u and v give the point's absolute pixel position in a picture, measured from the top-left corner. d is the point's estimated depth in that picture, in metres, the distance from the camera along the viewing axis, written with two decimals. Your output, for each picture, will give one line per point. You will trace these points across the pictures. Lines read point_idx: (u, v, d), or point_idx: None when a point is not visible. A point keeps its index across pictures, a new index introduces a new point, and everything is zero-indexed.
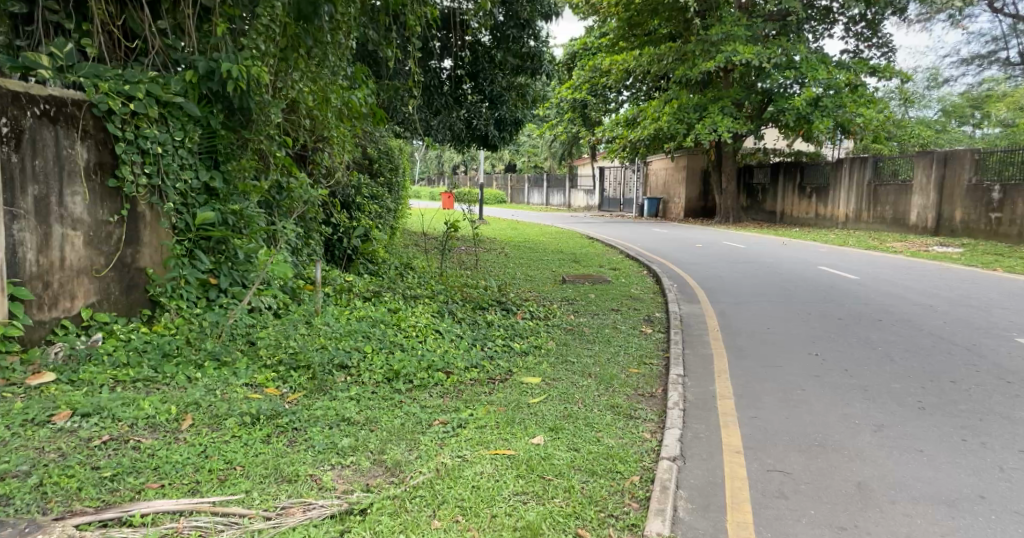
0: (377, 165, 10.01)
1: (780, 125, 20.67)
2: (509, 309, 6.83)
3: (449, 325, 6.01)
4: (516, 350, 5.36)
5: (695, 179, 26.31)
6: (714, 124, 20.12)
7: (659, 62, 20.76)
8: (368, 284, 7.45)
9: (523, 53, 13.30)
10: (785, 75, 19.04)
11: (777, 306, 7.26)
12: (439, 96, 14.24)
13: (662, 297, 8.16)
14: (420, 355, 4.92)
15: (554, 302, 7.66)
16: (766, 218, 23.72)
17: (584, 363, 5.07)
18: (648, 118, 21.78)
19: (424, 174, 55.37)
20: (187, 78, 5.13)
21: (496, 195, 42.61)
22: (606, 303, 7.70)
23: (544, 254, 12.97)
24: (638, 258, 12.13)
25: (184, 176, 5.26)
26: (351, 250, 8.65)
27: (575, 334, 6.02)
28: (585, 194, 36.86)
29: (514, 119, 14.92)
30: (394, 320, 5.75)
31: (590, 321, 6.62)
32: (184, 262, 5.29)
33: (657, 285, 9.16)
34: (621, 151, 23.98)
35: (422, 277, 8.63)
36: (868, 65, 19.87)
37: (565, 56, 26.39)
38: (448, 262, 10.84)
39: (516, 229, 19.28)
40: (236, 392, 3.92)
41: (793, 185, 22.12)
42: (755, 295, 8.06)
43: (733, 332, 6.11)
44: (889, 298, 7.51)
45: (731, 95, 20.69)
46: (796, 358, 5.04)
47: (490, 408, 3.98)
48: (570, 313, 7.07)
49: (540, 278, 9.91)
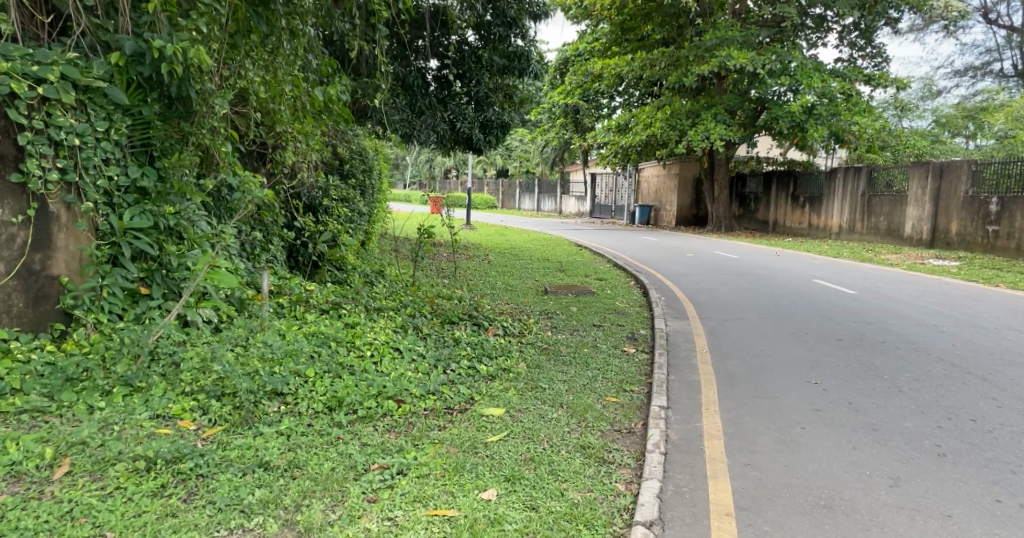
0: (349, 166, 9.39)
1: (773, 133, 20.22)
2: (481, 324, 6.24)
3: (412, 343, 5.42)
4: (481, 372, 4.78)
5: (687, 187, 25.86)
6: (706, 131, 19.62)
7: (652, 68, 20.23)
8: (330, 293, 6.85)
9: (510, 52, 12.72)
10: (779, 83, 18.57)
11: (773, 324, 6.72)
12: (423, 96, 13.37)
13: (648, 312, 7.59)
14: (371, 379, 4.33)
15: (532, 316, 7.07)
16: (759, 227, 23.25)
17: (556, 389, 4.49)
18: (639, 123, 21.14)
19: (414, 178, 54.66)
20: (113, 61, 4.54)
21: (487, 200, 42.03)
22: (588, 317, 7.12)
23: (528, 263, 12.39)
24: (625, 268, 11.58)
25: (108, 172, 4.68)
26: (316, 256, 8.03)
27: (549, 354, 5.44)
28: (576, 200, 36.31)
29: (500, 121, 14.32)
30: (349, 337, 5.16)
31: (568, 339, 6.04)
32: (107, 270, 4.68)
33: (643, 298, 8.59)
34: (612, 157, 23.49)
35: (392, 286, 8.01)
36: (863, 73, 19.44)
37: (557, 60, 25.79)
38: (426, 270, 10.22)
39: (504, 235, 18.68)
40: (140, 428, 3.34)
41: (786, 194, 21.67)
42: (748, 311, 7.52)
43: (723, 353, 5.56)
44: (892, 317, 6.97)
45: (725, 102, 20.27)
46: (794, 387, 4.49)
47: (440, 448, 3.40)
48: (548, 329, 6.49)
49: (521, 289, 9.31)
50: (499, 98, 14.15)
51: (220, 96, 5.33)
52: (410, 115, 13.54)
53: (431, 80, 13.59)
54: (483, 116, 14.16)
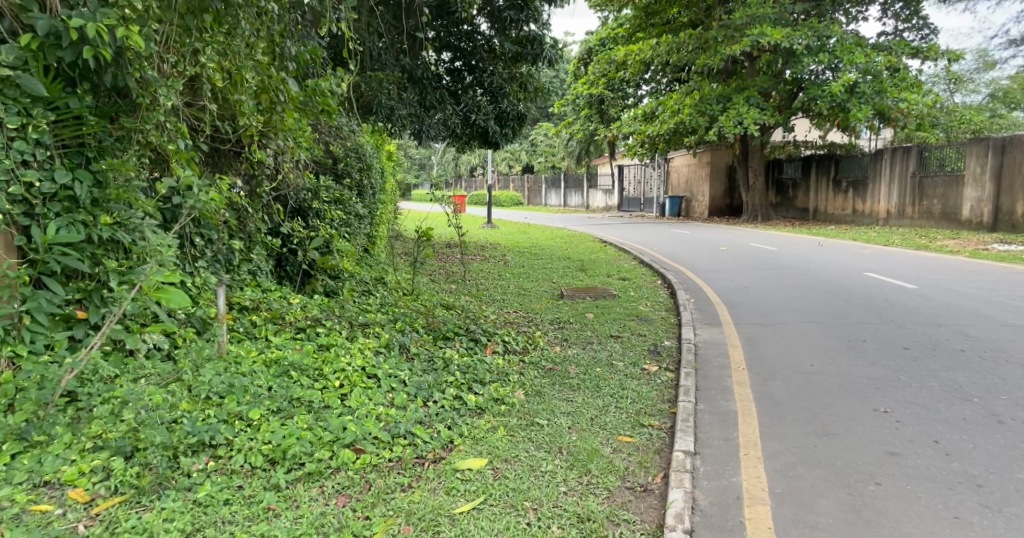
0: (344, 166, 8.68)
1: (812, 115, 18.92)
2: (478, 339, 5.42)
3: (394, 368, 4.61)
4: (468, 404, 3.96)
5: (719, 174, 24.71)
6: (739, 116, 18.44)
7: (679, 52, 19.08)
8: (315, 308, 6.12)
9: (522, 37, 11.74)
10: (817, 60, 17.32)
11: (822, 331, 5.78)
12: (433, 89, 12.63)
13: (675, 317, 6.70)
14: (329, 419, 3.53)
15: (541, 326, 6.26)
16: (798, 215, 21.94)
17: (557, 428, 3.64)
18: (667, 110, 19.98)
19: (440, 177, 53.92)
20: (25, 45, 3.75)
21: (513, 197, 41.21)
22: (605, 327, 6.28)
23: (547, 262, 11.56)
24: (651, 266, 10.68)
25: (25, 178, 3.91)
26: (306, 264, 7.35)
27: (553, 379, 4.61)
28: (604, 194, 35.26)
29: (516, 112, 13.27)
30: (314, 361, 4.38)
31: (578, 357, 5.18)
32: (29, 294, 3.93)
33: (670, 301, 7.70)
34: (639, 148, 22.19)
35: (389, 297, 7.25)
36: (910, 46, 18.04)
37: (580, 50, 24.80)
38: (433, 275, 9.47)
39: (526, 233, 17.85)
40: (9, 505, 2.58)
41: (826, 179, 20.35)
42: (792, 314, 6.57)
43: (765, 371, 4.66)
44: (968, 320, 5.94)
45: (757, 84, 19.08)
46: (861, 422, 3.57)
47: (393, 527, 2.59)
48: (557, 343, 5.66)
49: (535, 293, 8.47)
50: (515, 88, 13.17)
51: (166, 85, 4.56)
52: (420, 110, 12.75)
53: (442, 73, 12.87)
54: (498, 109, 13.14)
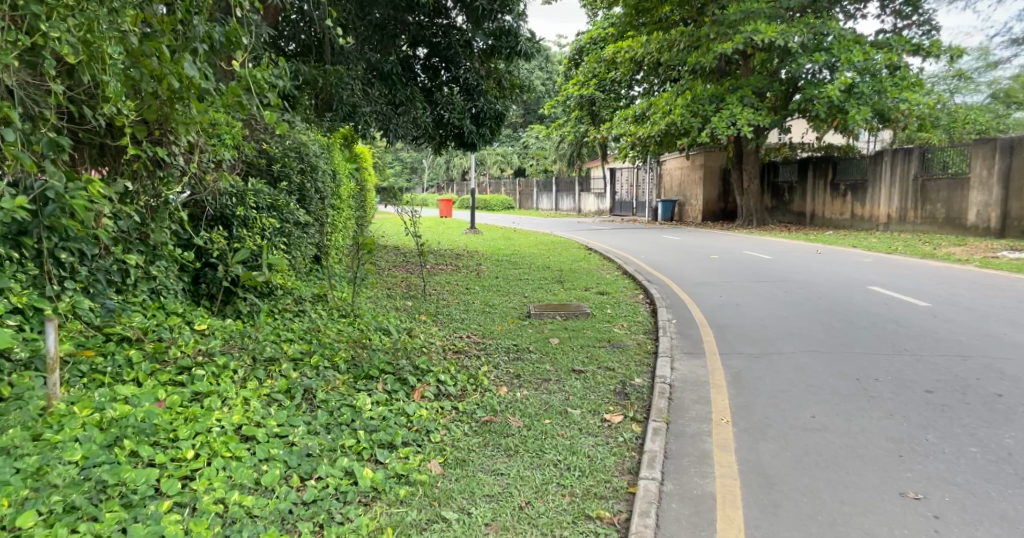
0: (281, 167, 7.62)
1: (808, 116, 17.85)
2: (406, 381, 4.34)
3: (283, 425, 3.59)
4: (360, 484, 2.95)
5: (714, 178, 23.77)
6: (733, 116, 17.45)
7: (670, 50, 18.10)
8: (222, 340, 5.12)
9: (496, 30, 10.81)
10: (812, 58, 16.32)
11: (824, 364, 4.80)
12: (403, 86, 11.27)
13: (652, 344, 5.70)
14: (146, 522, 2.50)
15: (492, 357, 5.24)
16: (794, 220, 20.96)
17: (468, 528, 2.64)
18: (658, 111, 18.90)
19: (432, 181, 52.88)
20: None
21: (504, 201, 40.11)
22: (569, 357, 5.27)
23: (522, 272, 10.54)
24: (634, 277, 9.68)
25: None
26: (228, 280, 6.37)
27: (487, 438, 3.59)
28: (596, 198, 34.24)
29: (493, 111, 12.23)
30: (168, 417, 3.36)
31: (526, 403, 4.16)
32: None
33: (648, 321, 6.70)
34: (629, 150, 21.18)
35: (321, 320, 6.26)
36: (912, 43, 17.08)
37: (570, 50, 23.76)
38: (387, 291, 8.46)
39: (508, 239, 16.86)
40: None
41: (823, 182, 19.39)
42: (788, 340, 5.58)
43: (753, 425, 3.68)
44: (999, 351, 4.95)
45: (751, 83, 18.11)
46: (886, 524, 2.60)
47: None
48: (508, 381, 4.64)
49: (500, 311, 7.44)
50: (490, 85, 12.22)
51: None
52: (387, 109, 11.01)
53: (418, 70, 11.81)
54: (473, 107, 12.10)
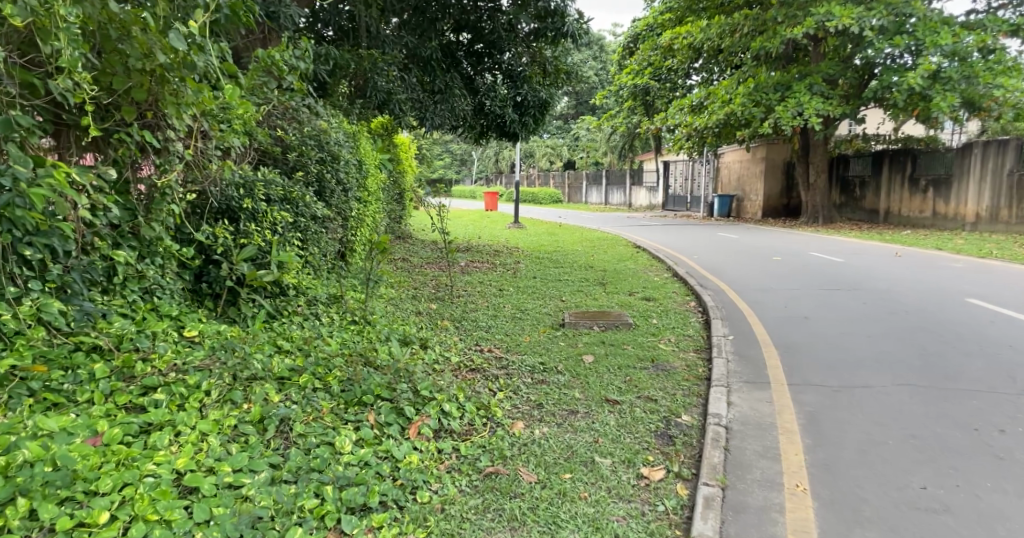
0: (298, 156, 7.02)
1: (885, 105, 16.33)
2: (403, 411, 3.63)
3: (241, 471, 2.90)
4: None
5: (776, 171, 22.32)
6: (800, 106, 16.11)
7: (732, 35, 16.85)
8: (209, 349, 4.52)
9: (540, 10, 9.87)
10: (892, 43, 14.80)
11: (925, 408, 3.85)
12: (444, 73, 10.45)
13: (705, 367, 4.82)
14: None
15: (513, 379, 4.47)
16: (865, 217, 19.39)
17: None
18: (717, 100, 17.72)
19: (480, 173, 52.30)
20: None
21: (553, 194, 39.12)
22: (605, 381, 4.45)
23: (563, 271, 9.74)
24: (686, 280, 8.74)
25: None
26: (232, 279, 5.83)
27: (490, 500, 2.84)
28: (648, 191, 32.97)
29: (537, 100, 11.22)
30: (95, 459, 2.72)
31: (542, 446, 3.38)
32: None
33: (702, 336, 5.78)
34: (685, 142, 20.00)
35: (330, 326, 5.63)
36: (1010, 23, 15.32)
37: (625, 37, 22.61)
38: (411, 292, 7.76)
39: (553, 234, 16.01)
40: None
41: (901, 177, 17.81)
42: (874, 369, 4.62)
43: (840, 501, 2.83)
44: None
45: (822, 70, 16.61)
46: None
47: None
48: (526, 414, 3.86)
49: (532, 318, 6.65)
50: (534, 70, 11.10)
51: None
52: (423, 96, 10.15)
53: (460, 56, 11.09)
54: (516, 95, 11.22)
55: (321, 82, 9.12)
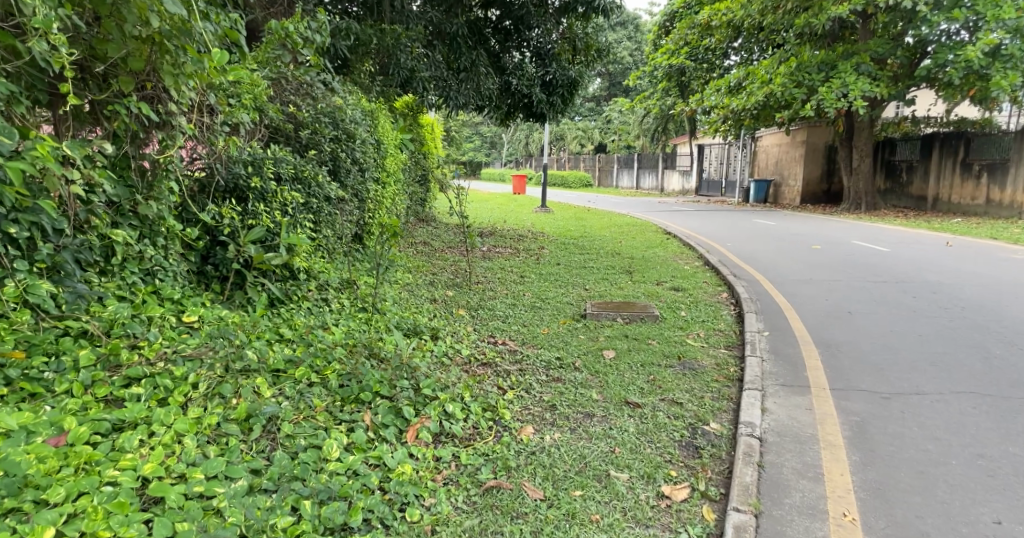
0: (310, 133, 6.71)
1: (938, 85, 15.41)
2: (403, 412, 3.33)
3: (216, 478, 2.60)
4: None
5: (817, 155, 21.42)
6: (845, 87, 15.30)
7: (774, 12, 16.04)
8: (206, 336, 4.26)
9: None
10: (949, 18, 13.89)
11: (990, 423, 3.45)
12: (468, 50, 9.94)
13: (738, 366, 4.41)
14: None
15: (526, 376, 4.13)
16: (911, 203, 18.50)
17: None
18: (756, 81, 16.98)
19: (509, 156, 51.72)
20: None
21: (583, 177, 38.48)
22: (625, 381, 4.07)
23: (588, 258, 9.34)
24: (719, 269, 8.27)
25: None
26: (239, 262, 5.57)
27: (491, 524, 2.53)
28: (681, 175, 32.17)
29: (566, 79, 10.78)
30: (53, 464, 2.45)
31: (552, 456, 3.05)
32: None
33: (735, 332, 5.35)
34: (721, 124, 19.25)
35: (338, 314, 5.36)
36: None
37: (661, 16, 21.81)
38: (429, 277, 7.46)
39: (581, 219, 15.58)
40: None
41: (952, 162, 16.89)
42: (928, 374, 4.17)
43: None
44: None
45: (871, 48, 15.72)
46: None
47: None
48: (537, 417, 3.52)
49: (552, 307, 6.29)
50: (564, 48, 10.69)
51: None
52: (444, 74, 9.68)
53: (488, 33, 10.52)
54: (545, 74, 10.78)
55: (341, 58, 8.80)
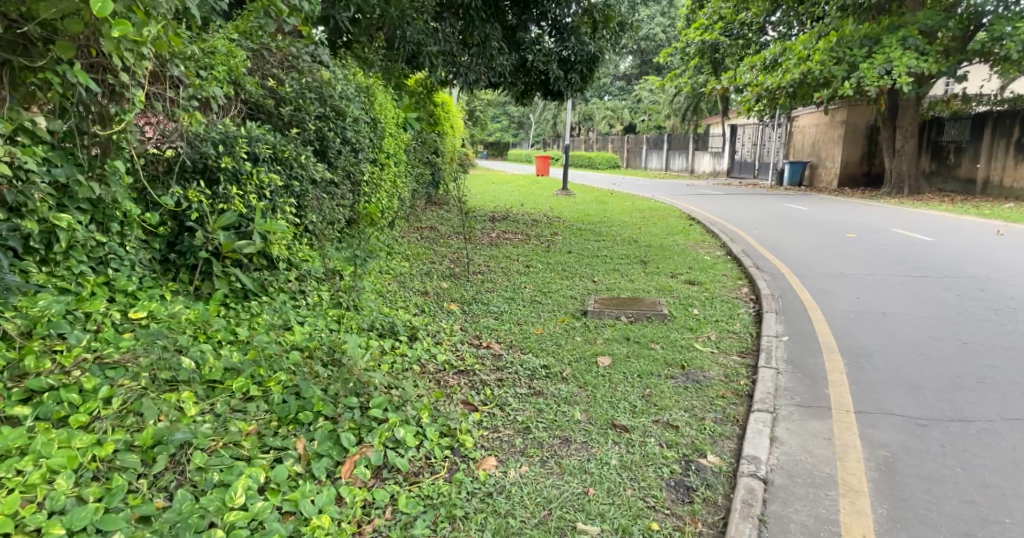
0: (293, 110, 6.15)
1: (993, 60, 14.25)
2: (342, 439, 2.82)
3: (81, 533, 2.11)
4: None
5: (858, 136, 20.25)
6: (890, 61, 14.23)
7: None
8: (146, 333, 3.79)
9: None
10: None
11: None
12: (481, 20, 8.97)
13: (749, 379, 3.78)
14: None
15: (504, 389, 3.59)
16: (959, 187, 17.36)
17: None
18: (793, 56, 15.95)
19: (537, 137, 50.81)
20: None
21: (611, 159, 37.50)
22: (619, 398, 3.47)
23: (602, 245, 8.73)
24: (743, 260, 7.58)
25: None
26: (208, 250, 5.10)
27: None
28: (712, 157, 31.05)
29: (585, 55, 9.91)
30: None
31: (510, 500, 2.52)
32: None
33: (752, 334, 4.71)
34: (754, 103, 18.26)
35: (310, 308, 4.89)
36: None
37: None
38: (425, 266, 6.95)
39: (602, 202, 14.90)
40: None
41: (1006, 142, 15.72)
42: (977, 396, 3.51)
43: None
44: None
45: (920, 20, 14.59)
46: None
47: None
48: (503, 445, 2.97)
49: (553, 303, 5.71)
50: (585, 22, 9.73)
51: None
52: (454, 46, 8.97)
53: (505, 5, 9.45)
54: (562, 50, 9.96)
55: (341, 29, 8.24)
